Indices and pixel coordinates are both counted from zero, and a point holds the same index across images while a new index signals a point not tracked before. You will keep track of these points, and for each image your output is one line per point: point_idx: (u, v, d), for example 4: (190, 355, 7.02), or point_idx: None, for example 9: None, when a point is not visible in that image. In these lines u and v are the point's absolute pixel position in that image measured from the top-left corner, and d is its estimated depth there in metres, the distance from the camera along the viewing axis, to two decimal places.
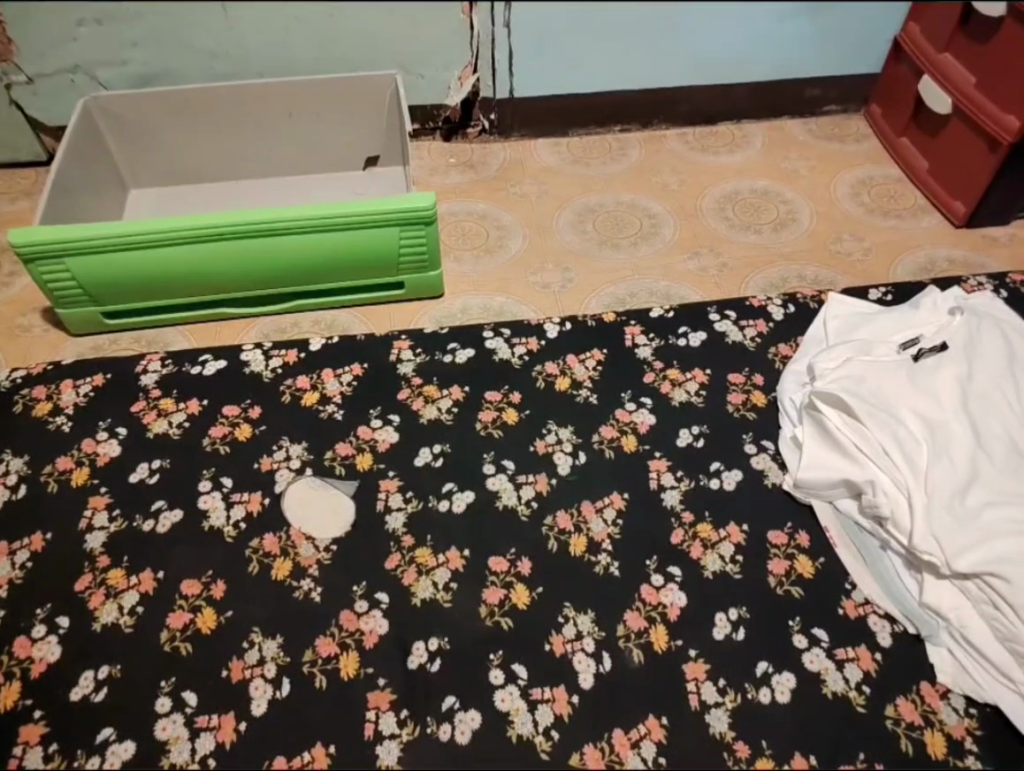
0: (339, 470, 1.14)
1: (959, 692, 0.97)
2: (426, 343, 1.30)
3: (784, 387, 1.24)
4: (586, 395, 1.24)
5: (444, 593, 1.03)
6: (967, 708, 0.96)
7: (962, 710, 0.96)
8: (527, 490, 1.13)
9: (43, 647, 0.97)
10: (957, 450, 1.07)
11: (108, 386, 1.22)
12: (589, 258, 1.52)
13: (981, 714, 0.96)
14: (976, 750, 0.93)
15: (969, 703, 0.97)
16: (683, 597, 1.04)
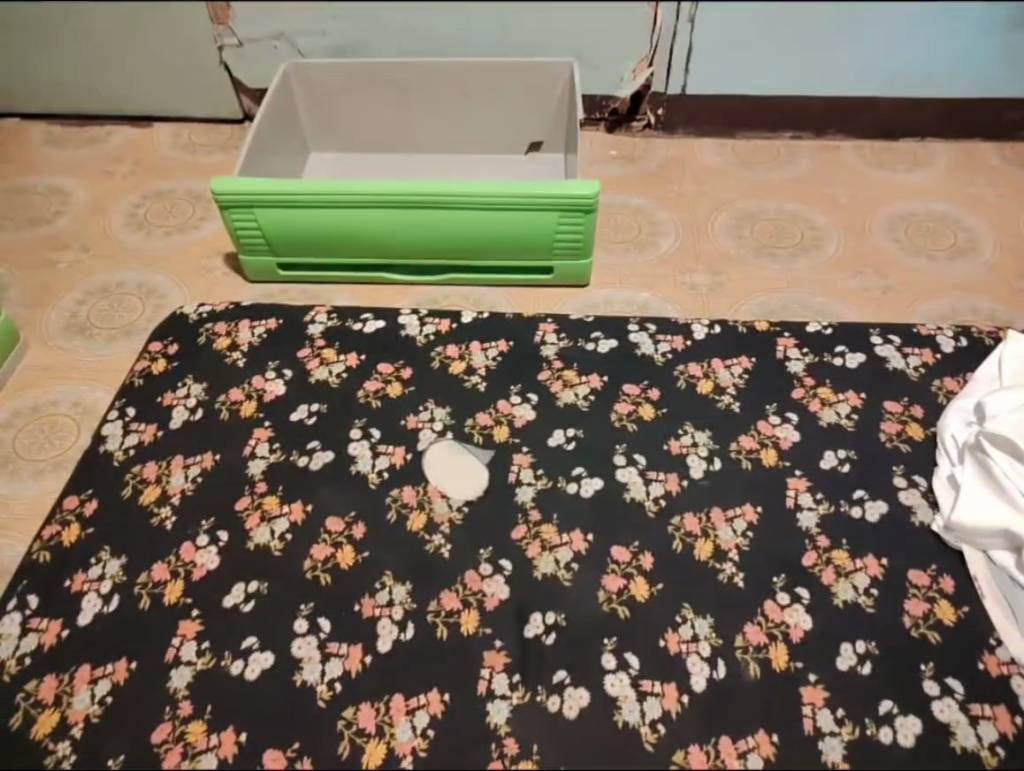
0: (478, 439, 1.18)
1: None
2: (572, 329, 1.32)
3: (942, 422, 1.16)
4: (728, 402, 1.22)
5: (565, 571, 1.05)
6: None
7: None
8: (656, 487, 1.13)
9: (204, 555, 1.07)
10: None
11: (280, 331, 1.33)
12: (744, 264, 1.49)
13: None
14: None
15: None
16: (807, 619, 1.01)
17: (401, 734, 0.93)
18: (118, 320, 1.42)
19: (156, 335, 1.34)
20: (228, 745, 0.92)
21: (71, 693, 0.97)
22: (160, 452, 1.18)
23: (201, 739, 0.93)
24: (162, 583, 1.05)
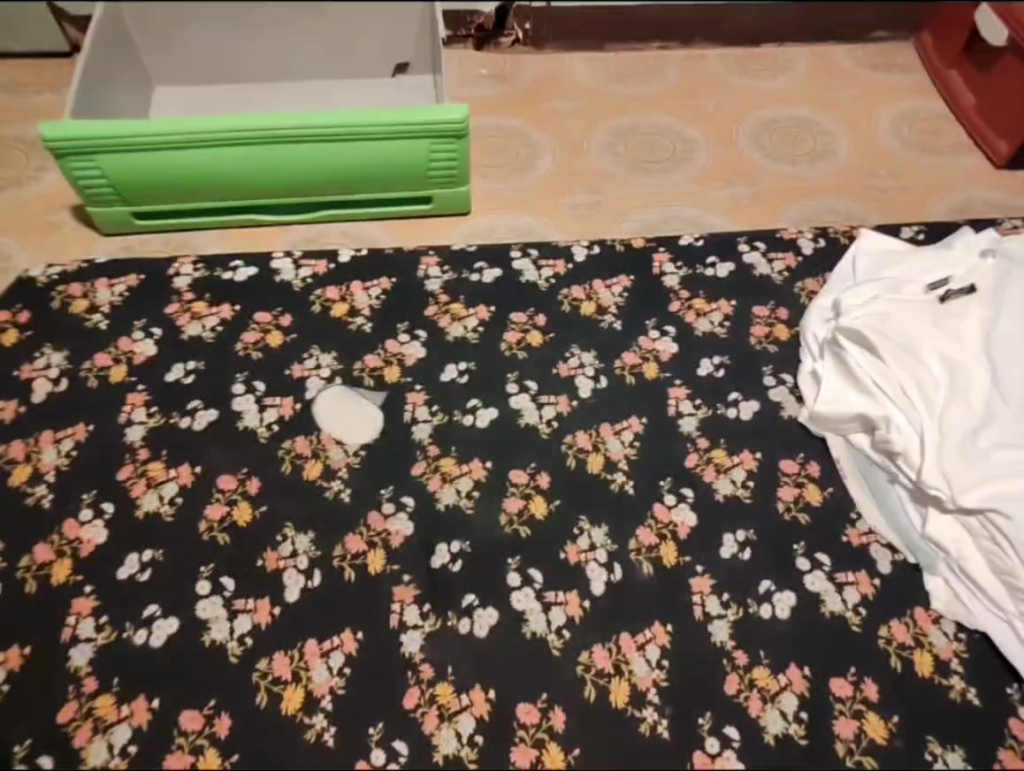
0: (368, 381, 1.17)
1: (950, 618, 1.03)
2: (453, 260, 1.30)
3: (806, 322, 1.25)
4: (611, 321, 1.25)
5: (466, 499, 1.08)
6: (955, 632, 1.02)
7: (952, 635, 1.02)
8: (549, 410, 1.16)
9: (90, 529, 1.03)
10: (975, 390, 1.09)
11: (143, 288, 1.24)
12: (620, 181, 1.51)
13: (969, 639, 1.02)
14: (961, 671, 0.99)
15: (959, 629, 1.02)
16: (691, 514, 1.09)
17: (317, 676, 0.94)
18: None
19: (2, 304, 1.23)
20: (141, 713, 0.91)
21: None
22: (26, 430, 1.10)
23: (111, 713, 0.91)
24: (48, 565, 1.00)
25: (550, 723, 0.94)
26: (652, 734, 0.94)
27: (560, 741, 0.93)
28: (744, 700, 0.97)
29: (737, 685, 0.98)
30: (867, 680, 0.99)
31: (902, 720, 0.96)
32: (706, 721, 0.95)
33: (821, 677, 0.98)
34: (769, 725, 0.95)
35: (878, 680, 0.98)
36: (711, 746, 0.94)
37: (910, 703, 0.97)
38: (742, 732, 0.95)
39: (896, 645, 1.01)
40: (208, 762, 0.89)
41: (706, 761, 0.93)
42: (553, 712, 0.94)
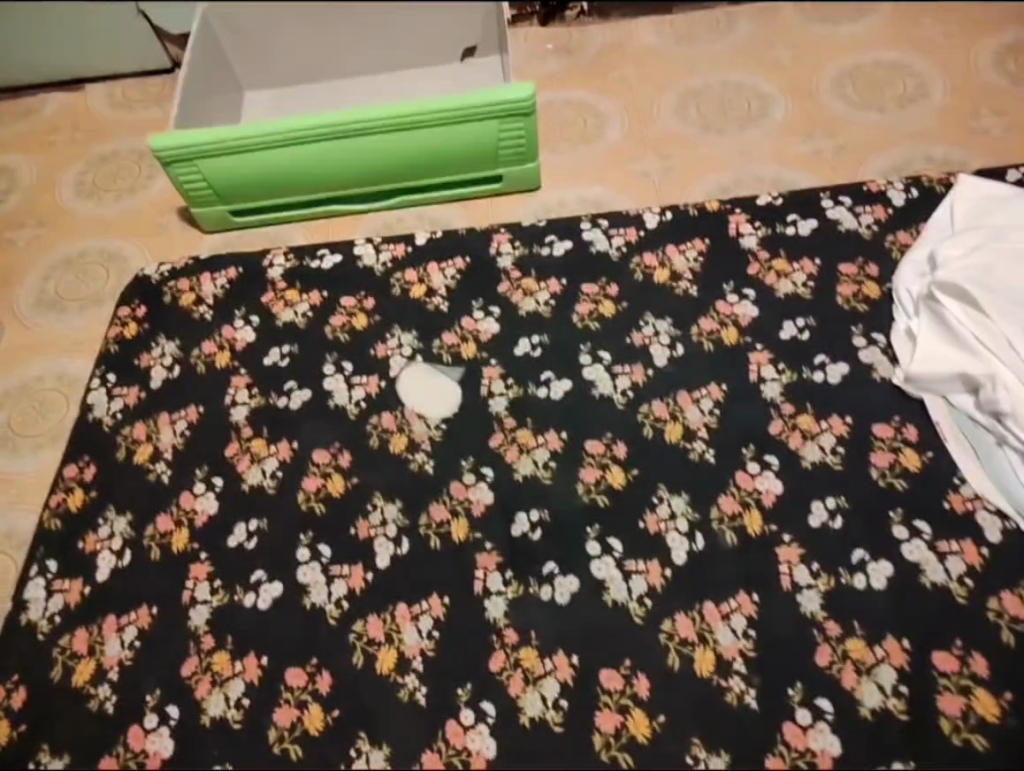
0: (447, 359, 1.21)
1: None
2: (525, 236, 1.32)
3: (899, 279, 1.18)
4: (687, 288, 1.24)
5: (544, 470, 1.10)
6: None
7: None
8: (623, 381, 1.16)
9: (203, 501, 1.12)
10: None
11: (241, 280, 1.33)
12: (693, 145, 1.47)
13: None
14: None
15: None
16: (777, 483, 1.06)
17: (408, 639, 1.00)
18: (83, 291, 1.43)
19: (124, 300, 1.35)
20: (252, 670, 1.00)
21: (102, 642, 1.04)
22: (145, 413, 1.22)
23: (227, 668, 1.00)
24: (169, 534, 1.10)
25: (634, 689, 0.95)
26: (740, 704, 0.93)
27: (645, 707, 0.94)
28: (841, 676, 0.94)
29: (827, 657, 0.95)
30: (974, 655, 0.94)
31: (1016, 700, 0.91)
32: (797, 692, 0.94)
33: (921, 649, 0.95)
34: (865, 698, 0.92)
35: (987, 658, 0.93)
36: (803, 718, 0.92)
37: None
38: (839, 709, 0.92)
39: (1008, 621, 0.95)
40: (312, 717, 0.96)
41: (797, 734, 0.91)
42: (637, 678, 0.96)
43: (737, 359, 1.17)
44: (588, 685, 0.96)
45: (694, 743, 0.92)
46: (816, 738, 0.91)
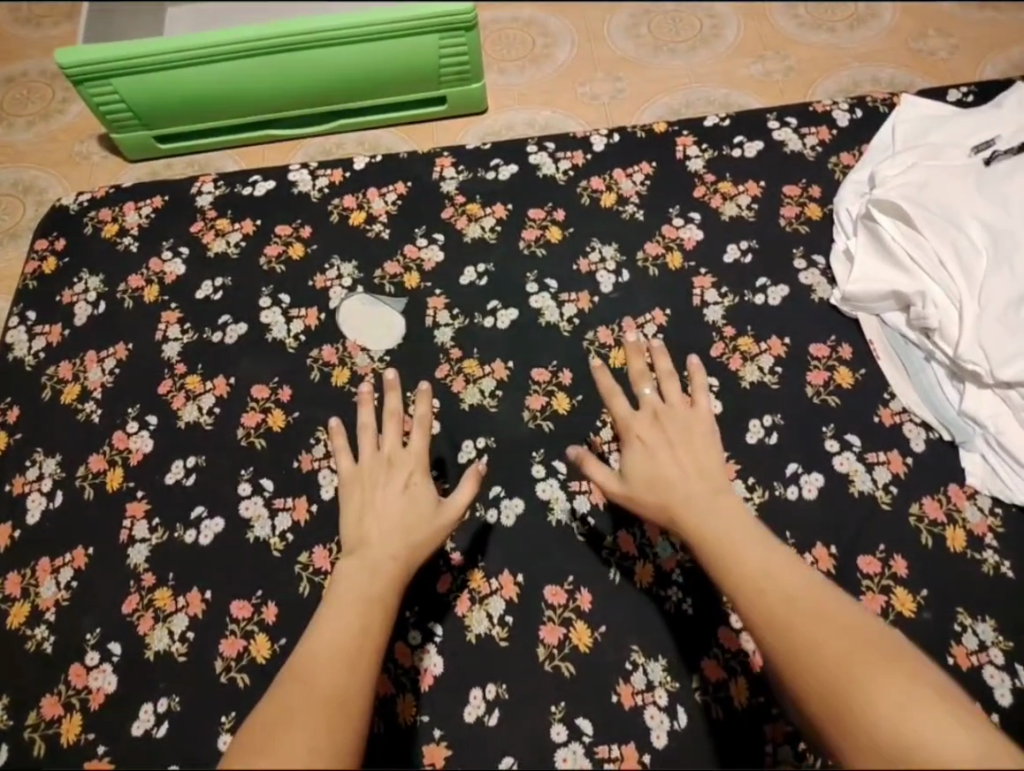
0: (389, 289, 1.18)
1: (986, 493, 1.01)
2: (466, 159, 1.28)
3: (841, 199, 1.19)
4: (632, 213, 1.22)
5: (490, 399, 1.10)
6: (991, 507, 1.00)
7: (986, 510, 1.00)
8: (569, 308, 1.15)
9: (137, 439, 1.09)
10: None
11: (168, 208, 1.26)
12: (643, 68, 1.43)
13: (1005, 513, 1.00)
14: (995, 545, 0.98)
15: (995, 503, 1.00)
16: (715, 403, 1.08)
17: None
18: None
19: (40, 233, 1.27)
20: (195, 604, 0.99)
21: (37, 585, 1.02)
22: (71, 352, 1.16)
23: (169, 604, 0.99)
24: (102, 473, 1.07)
25: (576, 603, 0.97)
26: (678, 612, 0.97)
27: (586, 619, 0.97)
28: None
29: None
30: (896, 558, 0.98)
31: (929, 598, 0.96)
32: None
33: (848, 555, 0.99)
34: None
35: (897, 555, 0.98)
36: (736, 621, 0.96)
37: (940, 575, 0.97)
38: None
39: (927, 522, 1.00)
40: (259, 645, 0.96)
41: (730, 637, 0.95)
42: (579, 593, 0.98)
43: (679, 283, 1.16)
44: (534, 598, 0.98)
45: (636, 647, 0.95)
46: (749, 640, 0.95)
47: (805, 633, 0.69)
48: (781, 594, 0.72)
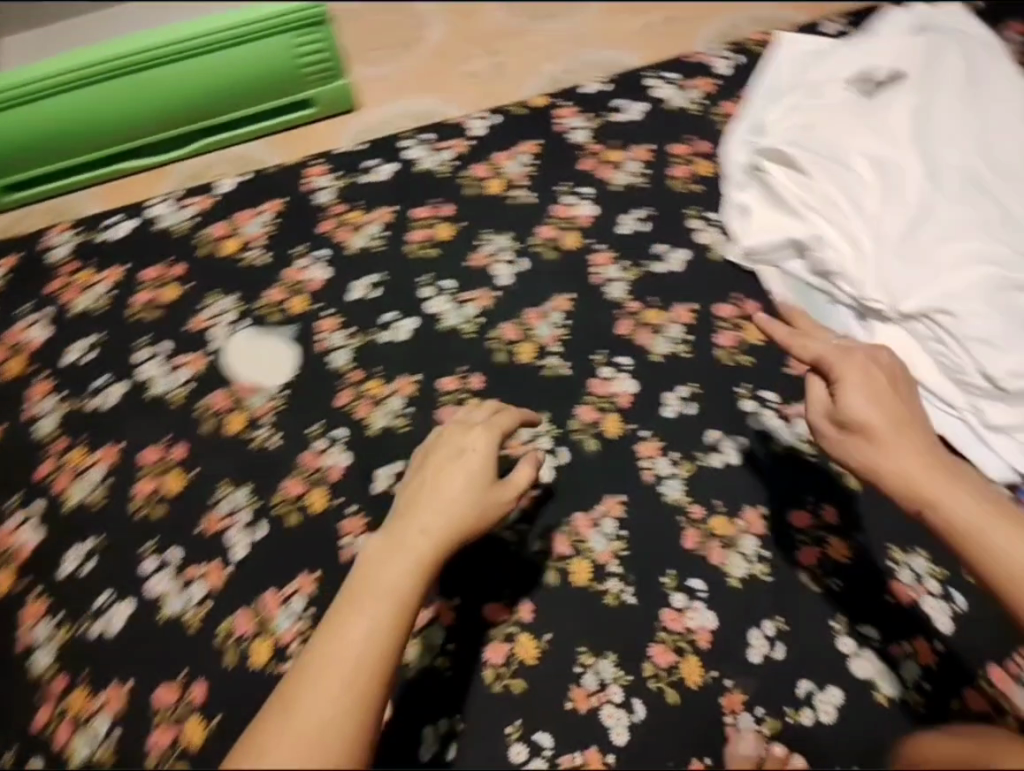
0: (276, 318, 1.10)
1: None
2: (339, 163, 1.20)
3: (733, 153, 1.14)
4: (521, 197, 1.16)
5: (399, 418, 1.04)
6: None
7: None
8: (470, 308, 1.10)
9: (22, 533, 1.00)
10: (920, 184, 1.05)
11: (21, 266, 1.15)
12: (508, 41, 1.36)
13: None
14: None
15: None
16: (623, 381, 1.05)
17: (281, 625, 0.94)
18: None
19: None
20: (116, 700, 0.91)
21: None
22: None
23: (87, 705, 0.91)
24: None
25: (517, 614, 0.94)
26: (618, 604, 0.94)
27: (530, 629, 0.93)
28: (710, 557, 0.96)
29: (687, 531, 0.97)
30: (824, 506, 0.99)
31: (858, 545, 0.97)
32: (668, 571, 0.95)
33: (778, 512, 0.98)
34: (732, 569, 0.95)
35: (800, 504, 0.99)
36: (679, 602, 0.94)
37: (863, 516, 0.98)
38: (713, 584, 0.95)
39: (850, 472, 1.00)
40: (191, 730, 0.90)
41: (675, 618, 0.93)
42: (518, 604, 0.94)
43: (577, 263, 1.12)
44: (470, 624, 0.93)
45: (580, 649, 0.92)
46: (693, 618, 0.93)
47: (940, 484, 0.81)
48: (901, 459, 0.83)
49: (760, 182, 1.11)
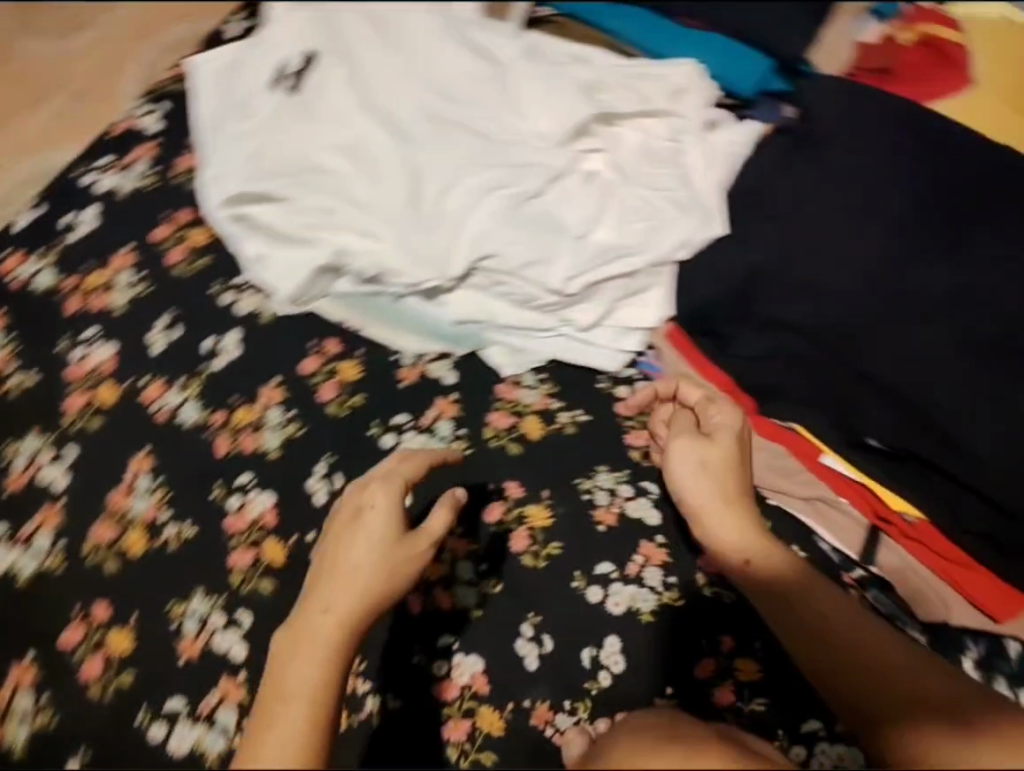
0: (60, 449, 0.78)
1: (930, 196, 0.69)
2: (29, 239, 0.85)
3: (495, 52, 0.80)
4: (278, 103, 0.78)
5: (255, 494, 0.77)
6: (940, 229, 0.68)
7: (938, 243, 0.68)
8: (285, 268, 0.75)
9: None
10: (710, 105, 0.79)
11: None
12: (142, 57, 1.01)
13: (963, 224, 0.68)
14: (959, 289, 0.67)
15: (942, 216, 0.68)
16: (505, 304, 0.79)
17: None
18: None
19: None
20: None
21: None
22: None
23: None
24: None
25: (474, 689, 0.72)
26: (581, 592, 0.74)
27: (490, 701, 0.71)
28: (657, 544, 0.75)
29: (616, 513, 0.76)
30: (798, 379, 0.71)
31: (885, 445, 0.68)
32: (612, 569, 0.74)
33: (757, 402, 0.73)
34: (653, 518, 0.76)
35: (677, 507, 0.75)
36: (594, 595, 0.74)
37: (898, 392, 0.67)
38: (677, 569, 0.75)
39: (854, 333, 0.68)
40: None
41: (613, 603, 0.73)
42: (471, 672, 0.72)
43: (384, 169, 0.75)
44: (499, 613, 0.74)
45: (589, 653, 0.72)
46: (618, 601, 0.73)
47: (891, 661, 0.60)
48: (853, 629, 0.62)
49: (460, 113, 0.77)
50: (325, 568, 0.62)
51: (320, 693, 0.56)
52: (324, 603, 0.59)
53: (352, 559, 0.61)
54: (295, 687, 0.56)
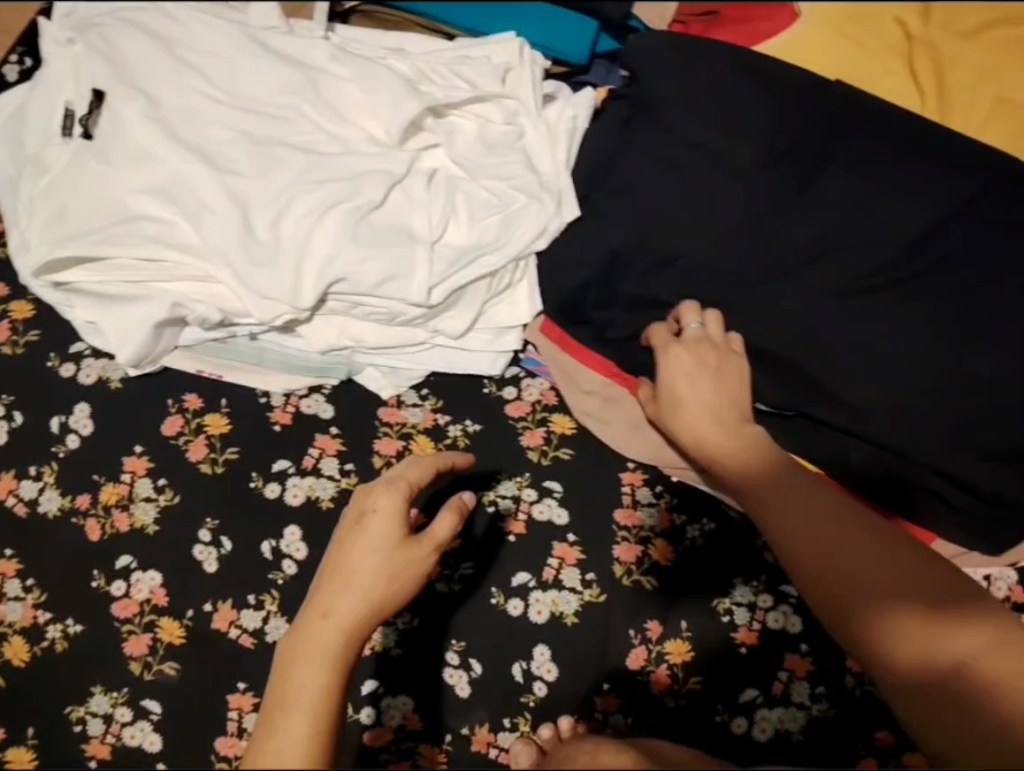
0: None
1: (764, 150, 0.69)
2: None
3: (304, 56, 0.73)
4: (75, 150, 0.70)
5: (140, 576, 0.71)
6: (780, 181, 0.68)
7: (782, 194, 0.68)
8: (116, 327, 0.69)
9: None
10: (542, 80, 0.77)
11: None
12: None
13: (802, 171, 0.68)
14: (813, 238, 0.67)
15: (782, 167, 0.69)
16: (372, 325, 0.72)
17: None
18: None
19: None
20: None
21: None
22: None
23: None
24: None
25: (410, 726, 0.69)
26: (504, 609, 0.71)
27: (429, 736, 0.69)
28: (570, 543, 0.72)
29: (524, 519, 0.73)
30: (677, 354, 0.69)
31: (772, 406, 0.68)
32: (529, 579, 0.71)
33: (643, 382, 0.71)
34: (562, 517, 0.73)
35: (584, 501, 0.73)
36: (516, 608, 0.71)
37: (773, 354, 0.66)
38: (595, 563, 0.72)
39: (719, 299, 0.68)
40: None
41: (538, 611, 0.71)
42: (405, 711, 0.69)
43: (207, 205, 0.68)
44: (418, 647, 0.70)
45: (519, 667, 0.70)
46: (541, 610, 0.71)
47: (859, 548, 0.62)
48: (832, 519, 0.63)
49: (279, 130, 0.70)
50: (336, 566, 0.57)
51: (330, 702, 0.50)
52: (331, 606, 0.54)
53: (360, 558, 0.57)
54: (297, 696, 0.50)
